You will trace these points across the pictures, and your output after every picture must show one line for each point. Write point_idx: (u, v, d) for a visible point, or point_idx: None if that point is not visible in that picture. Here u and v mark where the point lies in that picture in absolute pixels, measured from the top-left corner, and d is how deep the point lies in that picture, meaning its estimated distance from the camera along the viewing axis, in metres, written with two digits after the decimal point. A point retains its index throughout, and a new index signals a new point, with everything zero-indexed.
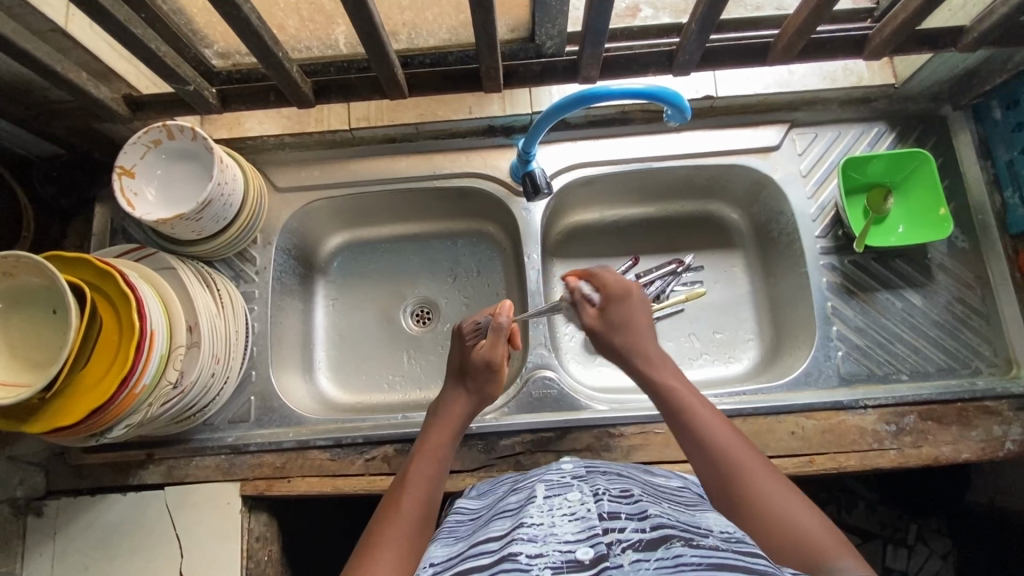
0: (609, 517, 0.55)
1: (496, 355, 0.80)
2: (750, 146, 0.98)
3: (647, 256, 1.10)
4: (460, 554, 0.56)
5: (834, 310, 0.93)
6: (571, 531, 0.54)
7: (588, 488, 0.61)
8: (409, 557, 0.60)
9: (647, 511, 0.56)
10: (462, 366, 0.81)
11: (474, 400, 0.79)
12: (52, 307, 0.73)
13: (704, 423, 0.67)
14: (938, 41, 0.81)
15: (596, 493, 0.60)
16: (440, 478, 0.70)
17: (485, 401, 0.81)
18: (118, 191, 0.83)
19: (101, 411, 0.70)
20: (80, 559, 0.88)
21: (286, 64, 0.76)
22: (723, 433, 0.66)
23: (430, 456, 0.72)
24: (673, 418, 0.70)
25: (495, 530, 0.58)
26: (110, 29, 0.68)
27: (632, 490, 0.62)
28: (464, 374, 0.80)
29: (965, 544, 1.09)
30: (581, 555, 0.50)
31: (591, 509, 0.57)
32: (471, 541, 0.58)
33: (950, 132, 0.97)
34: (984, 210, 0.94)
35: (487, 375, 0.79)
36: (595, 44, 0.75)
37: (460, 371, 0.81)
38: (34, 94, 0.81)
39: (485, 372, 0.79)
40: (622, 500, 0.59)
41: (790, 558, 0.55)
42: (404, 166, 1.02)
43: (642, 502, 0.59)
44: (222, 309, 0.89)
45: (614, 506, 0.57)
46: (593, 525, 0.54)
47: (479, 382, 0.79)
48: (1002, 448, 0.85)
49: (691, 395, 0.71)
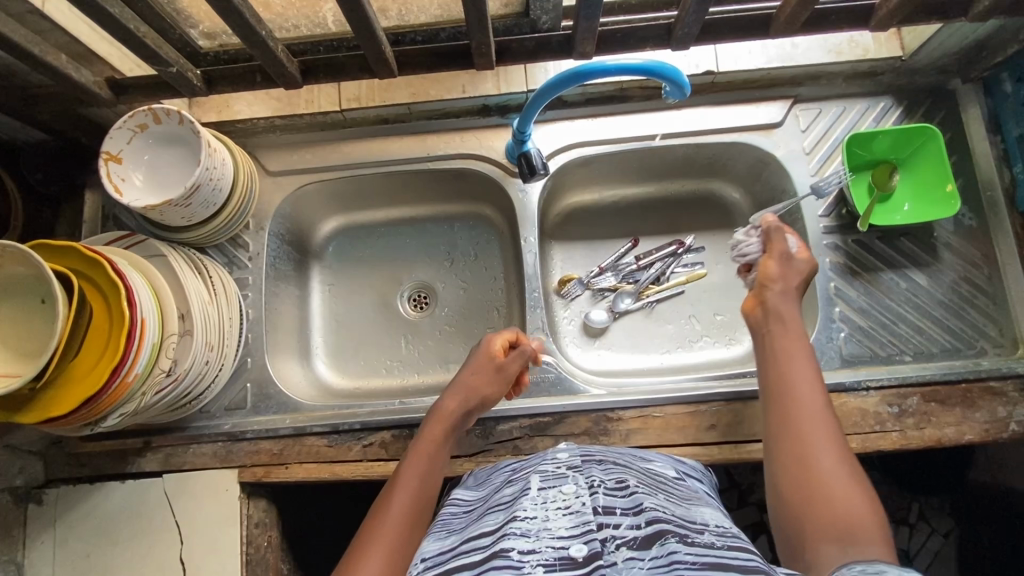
0: (603, 512, 0.55)
1: (510, 366, 0.81)
2: (753, 123, 0.95)
3: (648, 236, 1.08)
4: (451, 547, 0.56)
5: (838, 291, 0.92)
6: (565, 526, 0.53)
7: (583, 480, 0.60)
8: (399, 558, 0.60)
9: (642, 505, 0.56)
10: (471, 368, 0.80)
11: (473, 403, 0.78)
12: (40, 296, 0.71)
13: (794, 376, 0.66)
14: (949, 11, 0.78)
15: (591, 485, 0.59)
16: (429, 480, 0.68)
17: (484, 404, 0.79)
18: (105, 177, 0.82)
19: (93, 401, 0.69)
20: (81, 546, 0.89)
21: (271, 43, 0.74)
22: (808, 390, 0.65)
23: (420, 457, 0.70)
24: (768, 365, 0.70)
25: (487, 524, 0.57)
26: (86, 10, 0.66)
27: (628, 481, 0.61)
28: (473, 377, 0.79)
29: (968, 523, 1.08)
30: (574, 552, 0.49)
31: (586, 502, 0.56)
32: (462, 535, 0.57)
33: (959, 106, 0.95)
34: (992, 185, 0.92)
35: (489, 380, 0.79)
36: (589, 16, 0.72)
37: (466, 372, 0.80)
38: (15, 78, 0.79)
39: (491, 376, 0.79)
40: (617, 493, 0.58)
41: (821, 523, 0.56)
42: (397, 148, 0.99)
43: (637, 494, 0.58)
44: (215, 298, 0.87)
45: (608, 500, 0.57)
46: (587, 521, 0.53)
47: (480, 385, 0.78)
48: (1007, 429, 0.83)
49: (792, 347, 0.69)
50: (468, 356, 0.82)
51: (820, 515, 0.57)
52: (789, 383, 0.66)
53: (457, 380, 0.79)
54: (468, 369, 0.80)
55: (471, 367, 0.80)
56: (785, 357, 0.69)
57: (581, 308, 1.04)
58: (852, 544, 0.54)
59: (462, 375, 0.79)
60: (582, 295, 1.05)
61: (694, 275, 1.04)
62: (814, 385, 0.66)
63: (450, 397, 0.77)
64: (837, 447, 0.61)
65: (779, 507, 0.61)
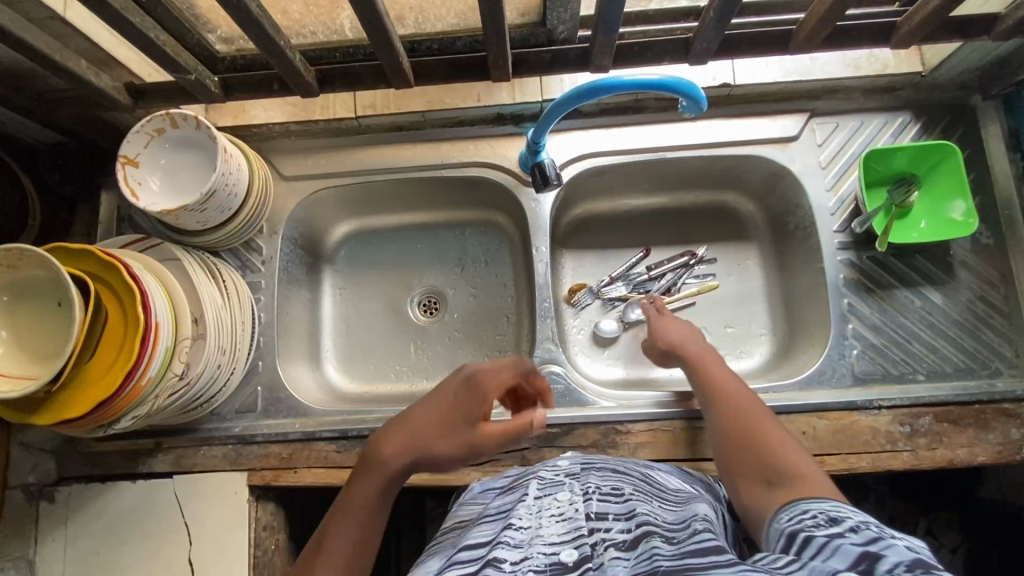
0: (596, 518, 0.55)
1: (488, 441, 0.64)
2: (769, 136, 0.95)
3: (659, 247, 1.08)
4: (444, 563, 0.55)
5: (851, 308, 0.91)
6: (557, 533, 0.54)
7: (578, 488, 0.62)
8: None
9: (635, 510, 0.57)
10: (441, 428, 0.62)
11: (426, 456, 0.61)
12: (56, 299, 0.72)
13: (720, 381, 0.74)
14: (970, 29, 0.77)
15: (585, 492, 0.60)
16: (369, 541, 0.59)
17: (434, 464, 0.62)
18: (122, 181, 0.82)
19: (107, 403, 0.69)
20: (90, 543, 0.90)
21: (289, 52, 0.74)
22: (731, 389, 0.73)
23: (356, 518, 0.59)
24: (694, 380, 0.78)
25: (482, 535, 0.57)
26: (108, 18, 0.67)
27: (623, 488, 0.62)
28: (441, 430, 0.62)
29: (976, 540, 1.07)
30: (565, 557, 0.49)
31: (579, 509, 0.57)
32: (458, 548, 0.57)
33: (978, 122, 0.93)
34: (1011, 204, 0.91)
35: (465, 449, 0.63)
36: (608, 31, 0.72)
37: (429, 436, 0.62)
38: (36, 82, 0.80)
39: (451, 447, 0.62)
40: (611, 499, 0.59)
41: (752, 468, 0.61)
42: (412, 155, 1.00)
43: (631, 500, 0.59)
44: (228, 302, 0.88)
45: (602, 506, 0.58)
46: (579, 526, 0.54)
47: (449, 452, 0.62)
48: (1020, 451, 0.83)
49: (712, 363, 0.78)
50: (436, 408, 0.63)
51: (751, 462, 0.62)
52: (717, 383, 0.74)
53: (412, 413, 0.64)
54: (445, 401, 0.64)
55: (459, 415, 0.63)
56: (705, 368, 0.77)
57: (590, 318, 1.04)
58: (777, 474, 0.58)
59: (431, 409, 0.63)
60: (592, 304, 1.04)
61: (706, 286, 1.04)
62: (739, 388, 0.73)
63: (397, 445, 0.61)
64: (770, 416, 0.67)
65: (724, 476, 0.65)
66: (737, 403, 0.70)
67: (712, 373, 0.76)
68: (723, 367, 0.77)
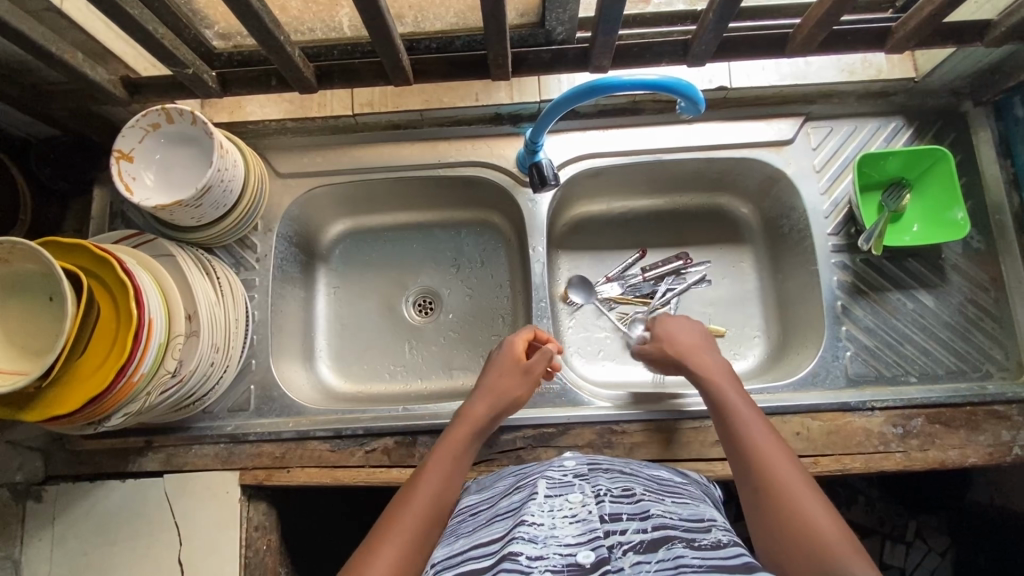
0: (611, 519, 0.55)
1: (533, 371, 0.81)
2: (764, 139, 0.96)
3: (655, 248, 1.08)
4: (456, 556, 0.55)
5: (845, 311, 0.92)
6: (572, 533, 0.53)
7: (589, 489, 0.61)
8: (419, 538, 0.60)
9: (649, 511, 0.56)
10: (496, 373, 0.80)
11: (499, 406, 0.78)
12: (49, 294, 0.71)
13: (747, 423, 0.68)
14: (964, 35, 0.78)
15: (597, 494, 0.60)
16: (453, 472, 0.69)
17: (509, 407, 0.79)
18: (116, 175, 0.81)
19: (99, 399, 0.69)
20: (77, 544, 0.88)
21: (288, 48, 0.74)
22: (758, 434, 0.66)
23: (444, 456, 0.70)
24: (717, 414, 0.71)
25: (495, 530, 0.57)
26: (107, 12, 0.66)
27: (634, 489, 0.62)
28: (498, 380, 0.80)
29: (965, 543, 1.08)
30: (582, 559, 0.50)
31: (593, 510, 0.57)
32: (471, 540, 0.57)
33: (969, 129, 0.95)
34: (1001, 209, 0.92)
35: (519, 384, 0.79)
36: (608, 31, 0.72)
37: (492, 379, 0.80)
38: (30, 74, 0.79)
39: (511, 387, 0.79)
40: (624, 500, 0.59)
41: (795, 545, 0.55)
42: (410, 153, 1.00)
43: (644, 502, 0.59)
44: (222, 299, 0.87)
45: (615, 507, 0.57)
46: (594, 528, 0.54)
47: (509, 389, 0.79)
48: (1010, 452, 0.84)
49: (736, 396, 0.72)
50: (491, 364, 0.82)
51: (795, 538, 0.56)
52: (740, 426, 0.68)
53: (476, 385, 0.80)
54: (496, 363, 0.82)
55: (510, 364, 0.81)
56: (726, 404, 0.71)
57: (585, 318, 1.04)
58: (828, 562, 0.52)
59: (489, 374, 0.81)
60: (587, 304, 1.05)
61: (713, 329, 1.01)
62: (764, 430, 0.67)
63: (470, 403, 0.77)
64: (800, 475, 0.61)
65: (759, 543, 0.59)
66: (767, 456, 0.63)
67: (738, 411, 0.70)
68: (737, 394, 0.72)
